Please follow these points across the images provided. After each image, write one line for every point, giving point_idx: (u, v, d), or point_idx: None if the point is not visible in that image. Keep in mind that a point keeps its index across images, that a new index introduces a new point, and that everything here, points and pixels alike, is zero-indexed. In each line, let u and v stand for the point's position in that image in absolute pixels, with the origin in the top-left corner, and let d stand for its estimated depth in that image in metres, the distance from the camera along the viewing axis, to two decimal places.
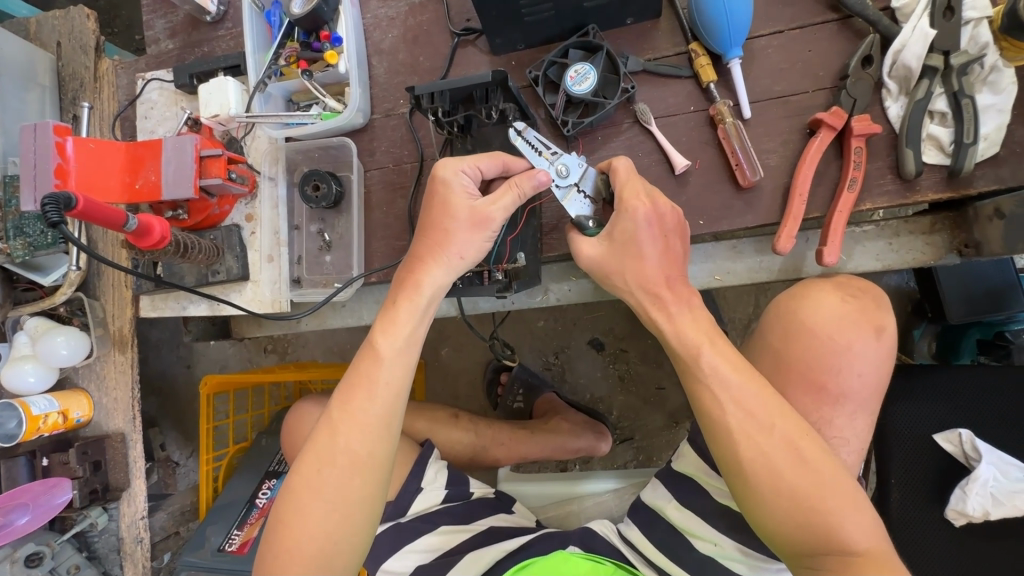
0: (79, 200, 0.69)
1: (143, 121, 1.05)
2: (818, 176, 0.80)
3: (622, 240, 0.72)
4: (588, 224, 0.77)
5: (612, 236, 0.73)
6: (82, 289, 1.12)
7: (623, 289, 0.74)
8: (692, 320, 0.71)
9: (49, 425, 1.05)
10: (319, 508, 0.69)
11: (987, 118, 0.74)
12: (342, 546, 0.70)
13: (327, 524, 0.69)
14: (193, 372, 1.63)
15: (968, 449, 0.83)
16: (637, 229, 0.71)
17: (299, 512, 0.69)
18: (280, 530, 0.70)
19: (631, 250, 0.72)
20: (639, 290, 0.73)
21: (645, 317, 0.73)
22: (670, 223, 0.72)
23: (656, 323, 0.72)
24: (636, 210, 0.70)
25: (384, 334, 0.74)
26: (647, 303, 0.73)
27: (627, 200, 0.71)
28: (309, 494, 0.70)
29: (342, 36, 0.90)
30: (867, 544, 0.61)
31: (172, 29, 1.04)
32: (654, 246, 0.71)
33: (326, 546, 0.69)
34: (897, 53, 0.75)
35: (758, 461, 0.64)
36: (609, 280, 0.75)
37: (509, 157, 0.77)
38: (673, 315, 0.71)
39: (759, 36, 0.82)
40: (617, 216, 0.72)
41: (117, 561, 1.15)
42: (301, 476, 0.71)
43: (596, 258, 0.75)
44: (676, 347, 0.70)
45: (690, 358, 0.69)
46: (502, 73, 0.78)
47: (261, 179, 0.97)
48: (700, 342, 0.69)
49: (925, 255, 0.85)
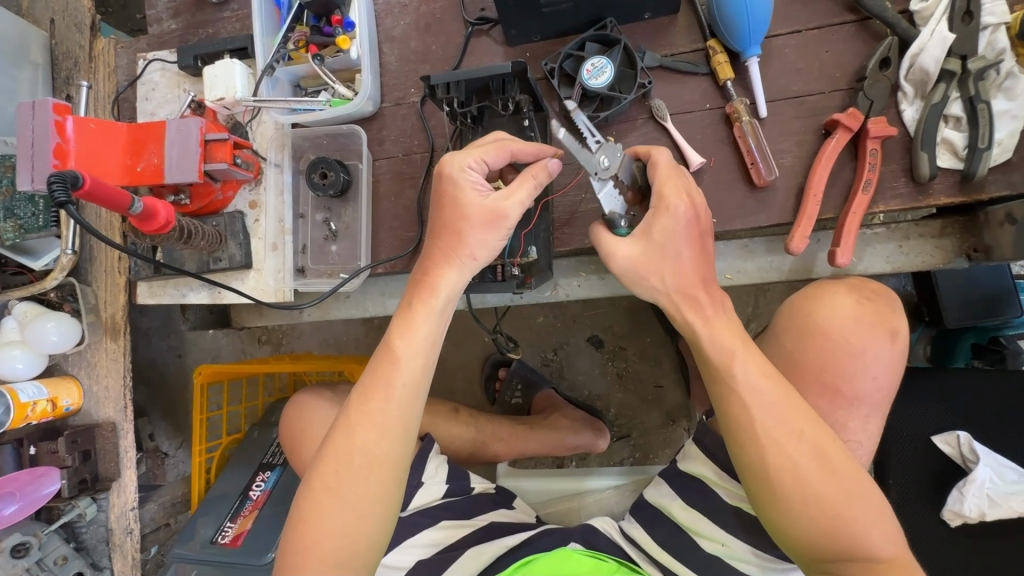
0: (86, 179, 0.67)
1: (143, 103, 1.02)
2: (832, 178, 0.80)
3: (660, 240, 0.70)
4: (621, 222, 0.74)
5: (649, 234, 0.71)
6: (74, 275, 1.09)
7: (659, 290, 0.72)
8: (726, 323, 0.70)
9: (37, 413, 1.02)
10: (337, 507, 0.69)
11: (1001, 124, 0.74)
12: (359, 544, 0.70)
13: (346, 524, 0.69)
14: (184, 362, 1.60)
15: (966, 451, 0.84)
16: (675, 228, 0.69)
17: (318, 511, 0.69)
18: (299, 527, 0.70)
19: (668, 251, 0.70)
20: (671, 291, 0.72)
21: (676, 318, 0.72)
22: (704, 223, 0.71)
23: (689, 323, 0.71)
24: (678, 209, 0.69)
25: (401, 336, 0.73)
26: (680, 302, 0.71)
27: (667, 197, 0.69)
28: (327, 494, 0.70)
29: (355, 21, 0.89)
30: (890, 551, 0.63)
31: (175, 9, 1.01)
32: (690, 248, 0.70)
33: (345, 545, 0.69)
34: (915, 56, 0.75)
35: (785, 468, 0.64)
36: (644, 282, 0.72)
37: (514, 145, 0.73)
38: (709, 321, 0.70)
39: (776, 36, 0.82)
40: (656, 215, 0.70)
41: (105, 553, 1.12)
42: (320, 478, 0.70)
43: (631, 258, 0.72)
44: (709, 351, 0.69)
45: (722, 363, 0.68)
46: (522, 63, 0.77)
47: (266, 165, 0.95)
48: (733, 347, 0.68)
49: (934, 259, 0.86)
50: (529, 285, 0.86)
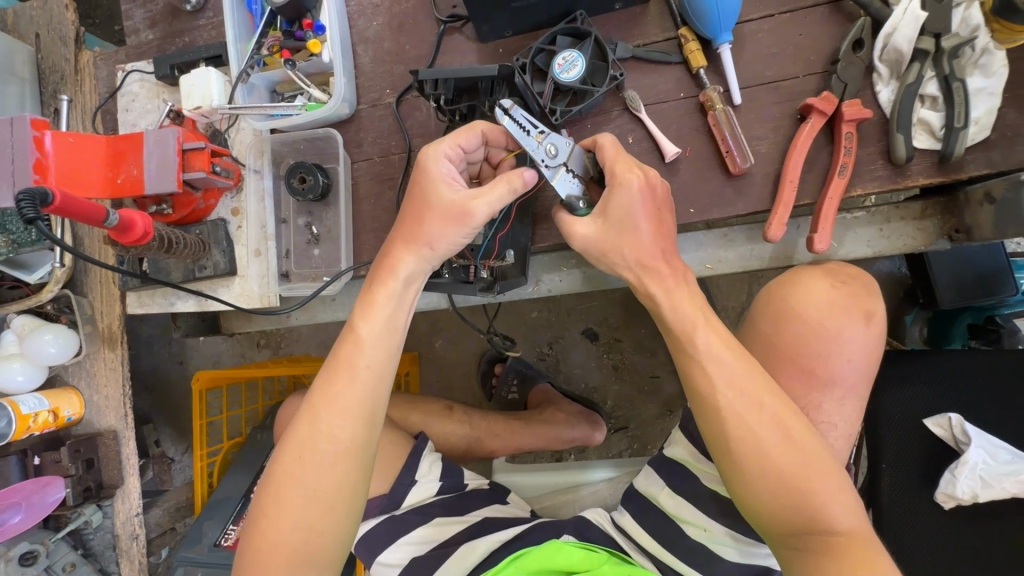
0: (55, 195, 0.68)
1: (124, 114, 1.03)
2: (809, 163, 0.79)
3: (618, 217, 0.70)
4: (578, 204, 0.75)
5: (607, 213, 0.71)
6: (69, 286, 1.11)
7: (620, 266, 0.72)
8: (689, 297, 0.70)
9: (39, 424, 1.04)
10: (301, 493, 0.70)
11: (978, 102, 0.73)
12: (324, 532, 0.71)
13: (311, 508, 0.70)
14: (186, 368, 1.62)
15: (958, 433, 0.83)
16: (632, 205, 0.69)
17: (283, 496, 0.70)
18: (264, 514, 0.71)
19: (627, 227, 0.70)
20: (633, 265, 0.71)
21: (639, 291, 0.72)
22: (660, 194, 0.70)
23: (652, 294, 0.71)
24: (631, 183, 0.68)
25: (363, 319, 0.73)
26: (641, 284, 0.71)
27: (620, 173, 0.69)
28: (290, 480, 0.70)
29: (326, 24, 0.88)
30: (850, 524, 0.62)
31: (151, 19, 1.02)
32: (647, 220, 0.70)
33: (308, 530, 0.70)
34: (888, 36, 0.74)
35: (748, 440, 0.64)
36: (607, 258, 0.72)
37: (486, 126, 0.75)
38: (671, 288, 0.70)
39: (749, 21, 0.81)
40: (613, 191, 0.69)
41: (113, 558, 1.15)
42: (285, 464, 0.71)
43: (590, 237, 0.73)
44: (673, 322, 0.69)
45: (685, 333, 0.68)
46: (509, 66, 0.80)
47: (246, 172, 0.96)
48: (695, 324, 0.68)
49: (916, 241, 0.85)
50: (495, 288, 0.90)
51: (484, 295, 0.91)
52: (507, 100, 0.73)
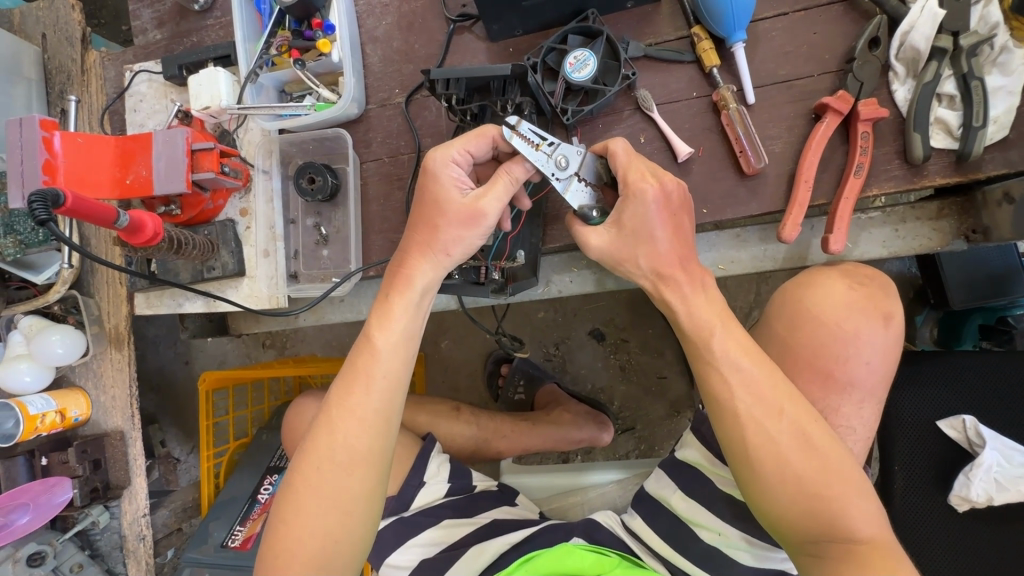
0: (67, 196, 0.68)
1: (132, 114, 1.03)
2: (824, 163, 0.78)
3: (633, 225, 0.69)
4: (591, 213, 0.75)
5: (621, 223, 0.70)
6: (76, 287, 1.10)
7: (637, 274, 0.72)
8: (708, 301, 0.69)
9: (46, 424, 1.03)
10: (318, 505, 0.70)
11: (997, 100, 0.72)
12: (342, 544, 0.70)
13: (329, 521, 0.70)
14: (191, 368, 1.62)
15: (972, 435, 0.82)
16: (647, 213, 0.68)
17: (300, 509, 0.70)
18: (280, 528, 0.70)
19: (642, 235, 0.69)
20: (650, 272, 0.71)
21: (656, 296, 0.71)
22: (676, 201, 0.69)
23: (669, 303, 0.70)
24: (646, 192, 0.67)
25: (380, 328, 0.73)
26: (656, 286, 0.70)
27: (634, 183, 0.68)
28: (307, 492, 0.70)
29: (335, 23, 0.88)
30: (872, 532, 0.61)
31: (159, 19, 1.02)
32: (664, 228, 0.69)
33: (325, 543, 0.69)
34: (906, 34, 0.74)
35: (767, 448, 0.63)
36: (622, 266, 0.72)
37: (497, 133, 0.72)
38: (690, 297, 0.69)
39: (762, 19, 0.80)
40: (626, 202, 0.69)
41: (120, 558, 1.13)
42: (301, 475, 0.71)
43: (606, 247, 0.72)
44: (687, 324, 0.69)
45: (702, 338, 0.68)
46: (522, 66, 0.78)
47: (254, 172, 0.95)
48: (712, 325, 0.67)
49: (932, 241, 0.84)
50: (507, 289, 0.90)
51: (496, 296, 0.91)
52: (513, 116, 0.70)
